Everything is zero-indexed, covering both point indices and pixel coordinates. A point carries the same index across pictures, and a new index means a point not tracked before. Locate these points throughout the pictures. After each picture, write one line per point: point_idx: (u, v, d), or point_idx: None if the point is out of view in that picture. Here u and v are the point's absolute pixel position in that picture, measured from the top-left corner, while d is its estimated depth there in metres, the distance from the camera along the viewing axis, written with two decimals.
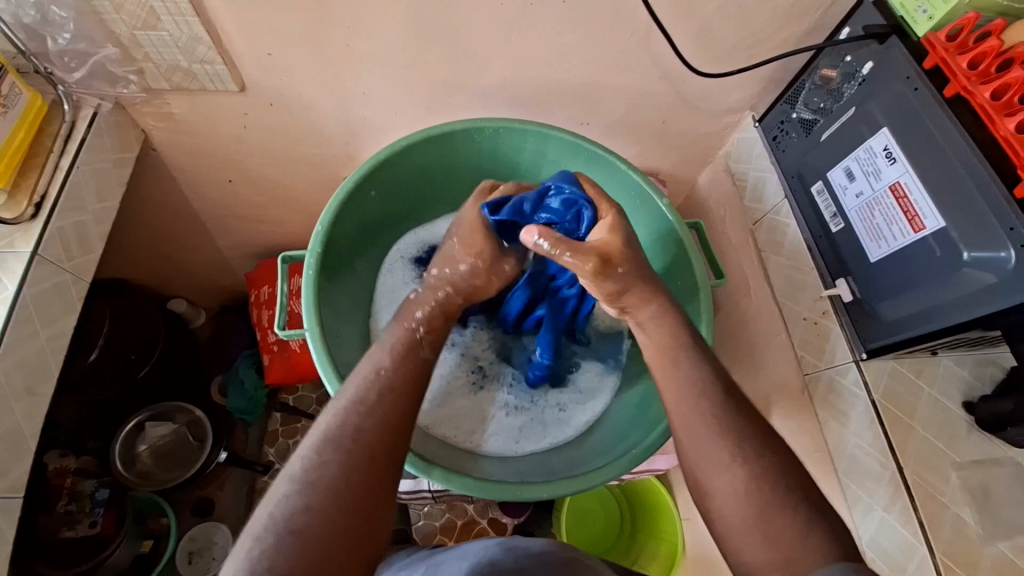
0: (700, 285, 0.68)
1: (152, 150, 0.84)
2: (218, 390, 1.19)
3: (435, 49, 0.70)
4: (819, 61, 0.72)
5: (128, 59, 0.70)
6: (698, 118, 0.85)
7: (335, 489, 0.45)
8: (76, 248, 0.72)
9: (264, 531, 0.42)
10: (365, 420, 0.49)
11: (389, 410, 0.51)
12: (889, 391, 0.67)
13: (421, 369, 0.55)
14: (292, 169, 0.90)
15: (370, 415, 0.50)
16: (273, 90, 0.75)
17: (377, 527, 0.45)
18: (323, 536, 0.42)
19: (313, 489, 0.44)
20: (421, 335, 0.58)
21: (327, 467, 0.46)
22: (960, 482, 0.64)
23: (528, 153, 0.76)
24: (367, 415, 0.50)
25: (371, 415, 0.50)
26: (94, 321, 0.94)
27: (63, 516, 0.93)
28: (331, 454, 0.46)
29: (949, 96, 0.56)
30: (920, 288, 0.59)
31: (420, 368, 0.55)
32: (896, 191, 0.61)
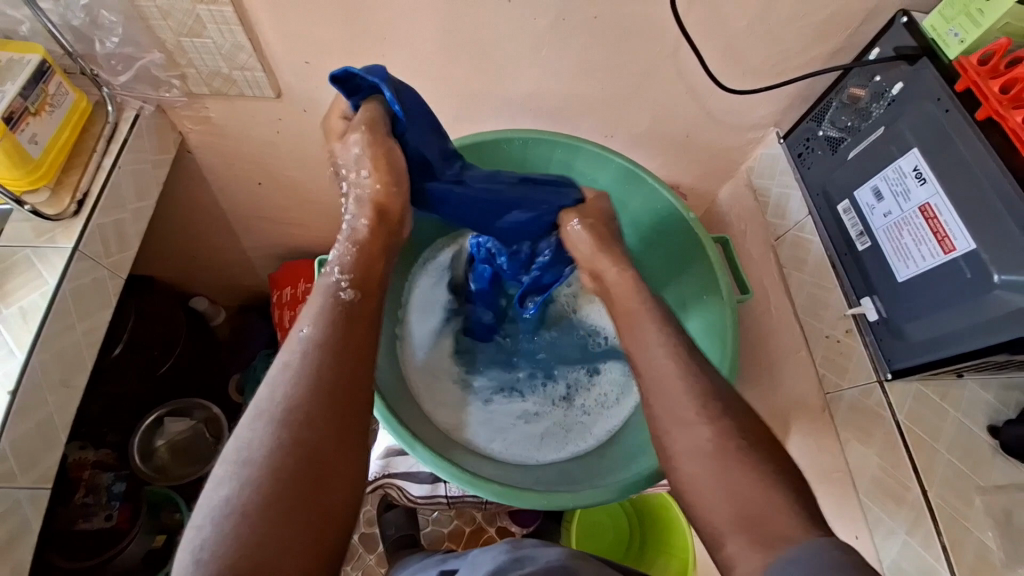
0: (725, 300, 0.69)
1: (186, 151, 0.86)
2: (236, 388, 1.18)
3: (467, 60, 0.72)
4: (847, 80, 0.73)
5: (171, 64, 0.72)
6: (722, 134, 0.86)
7: (272, 465, 0.44)
8: (114, 245, 0.74)
9: (206, 519, 0.43)
10: (295, 390, 0.48)
11: (332, 382, 0.49)
12: (913, 413, 0.66)
13: (344, 326, 0.52)
14: (319, 174, 0.92)
15: (301, 386, 0.48)
16: (307, 97, 0.77)
17: (325, 490, 0.45)
18: (266, 517, 0.42)
19: (253, 469, 0.44)
20: (343, 294, 0.54)
21: (266, 446, 0.45)
22: (985, 507, 0.63)
23: (554, 164, 0.77)
24: (298, 385, 0.48)
25: (313, 388, 0.48)
26: (121, 316, 0.96)
27: (80, 508, 0.96)
28: (266, 431, 0.46)
29: (982, 119, 0.56)
30: (949, 310, 0.59)
31: (341, 326, 0.52)
32: (925, 212, 0.61)
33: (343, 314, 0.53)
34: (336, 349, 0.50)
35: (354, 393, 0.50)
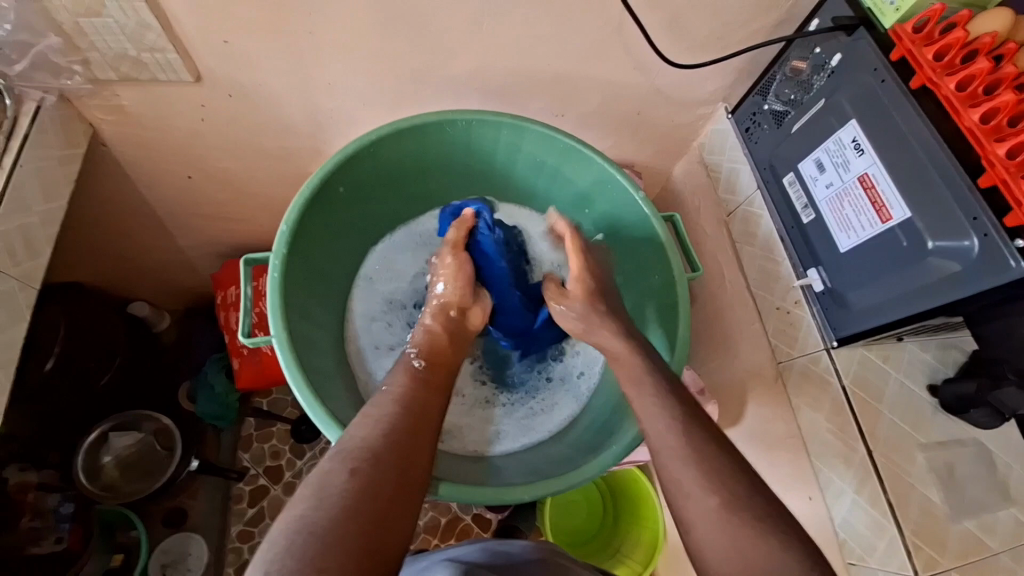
0: (676, 278, 0.68)
1: (102, 145, 0.79)
2: (186, 396, 1.13)
3: (404, 38, 0.68)
4: (790, 52, 0.72)
5: (72, 49, 0.65)
6: (672, 110, 0.85)
7: (347, 492, 0.45)
8: (21, 252, 0.67)
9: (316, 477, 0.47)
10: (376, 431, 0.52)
11: (411, 419, 0.54)
12: (858, 376, 0.69)
13: (429, 385, 0.60)
14: (256, 164, 0.86)
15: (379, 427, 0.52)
16: (233, 81, 0.71)
17: (387, 531, 0.45)
18: (344, 516, 0.44)
19: (335, 493, 0.45)
20: (417, 363, 0.63)
21: (349, 477, 0.47)
22: (927, 462, 0.67)
23: (501, 146, 0.75)
24: (377, 427, 0.52)
25: (395, 421, 0.53)
26: (47, 328, 0.88)
27: (27, 533, 0.87)
28: (346, 463, 0.48)
29: (915, 88, 0.57)
30: (887, 277, 0.61)
31: (428, 384, 0.60)
32: (864, 182, 0.62)
33: (418, 381, 0.60)
34: (396, 418, 0.54)
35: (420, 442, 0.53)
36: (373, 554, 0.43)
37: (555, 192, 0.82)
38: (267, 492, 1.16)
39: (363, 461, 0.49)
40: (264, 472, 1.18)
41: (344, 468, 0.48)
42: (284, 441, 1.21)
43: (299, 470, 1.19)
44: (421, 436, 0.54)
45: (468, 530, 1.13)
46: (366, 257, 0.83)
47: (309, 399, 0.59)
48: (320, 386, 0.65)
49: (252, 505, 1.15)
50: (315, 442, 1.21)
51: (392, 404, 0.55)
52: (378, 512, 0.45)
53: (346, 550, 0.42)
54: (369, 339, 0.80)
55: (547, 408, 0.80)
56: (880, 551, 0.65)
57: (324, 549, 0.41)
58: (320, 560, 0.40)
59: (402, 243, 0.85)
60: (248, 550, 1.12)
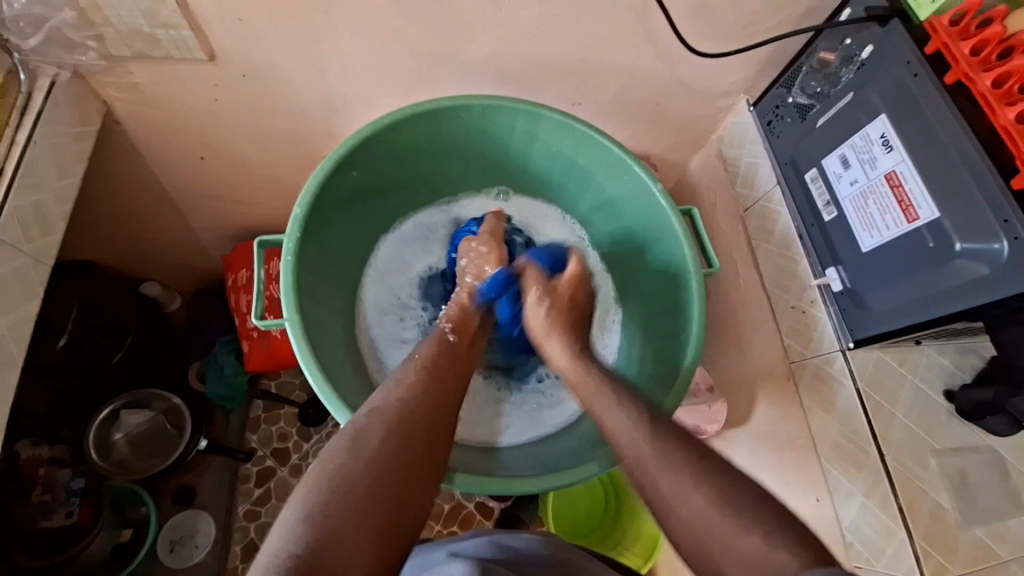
0: (691, 274, 0.67)
1: (115, 123, 0.79)
2: (196, 375, 1.15)
3: (421, 20, 0.66)
4: (817, 43, 0.70)
5: (86, 24, 0.64)
6: (692, 102, 0.83)
7: (379, 454, 0.47)
8: (34, 229, 0.68)
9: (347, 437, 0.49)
10: (405, 394, 0.53)
11: (437, 389, 0.55)
12: (872, 379, 0.68)
13: (452, 355, 0.62)
14: (269, 146, 0.85)
15: (407, 391, 0.54)
16: (247, 61, 0.70)
17: (412, 492, 0.47)
18: (375, 477, 0.46)
19: (368, 455, 0.47)
20: (450, 336, 0.65)
21: (379, 438, 0.48)
22: (939, 468, 0.65)
23: (517, 134, 0.74)
24: (406, 390, 0.54)
25: (423, 389, 0.55)
26: (60, 305, 0.89)
27: (38, 506, 0.90)
28: (376, 422, 0.50)
29: (950, 83, 0.55)
30: (911, 278, 0.59)
31: (451, 354, 0.62)
32: (891, 180, 0.60)
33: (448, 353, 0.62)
34: (428, 385, 0.55)
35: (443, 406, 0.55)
36: (395, 516, 0.45)
37: (569, 183, 0.80)
38: (274, 473, 1.18)
39: (397, 419, 0.50)
40: (271, 454, 1.19)
41: (378, 425, 0.50)
42: (291, 423, 1.22)
43: (305, 453, 1.20)
44: (447, 404, 0.55)
45: (470, 517, 1.14)
46: (377, 245, 0.82)
47: (323, 385, 0.59)
48: (331, 371, 0.65)
49: (259, 484, 1.17)
50: (321, 425, 1.22)
51: (421, 372, 0.57)
52: (406, 471, 0.47)
53: (373, 501, 0.44)
54: (379, 327, 0.79)
55: (556, 401, 0.80)
56: (887, 556, 0.64)
57: (356, 500, 0.44)
58: (350, 524, 0.42)
59: (410, 232, 0.84)
60: (253, 530, 1.13)
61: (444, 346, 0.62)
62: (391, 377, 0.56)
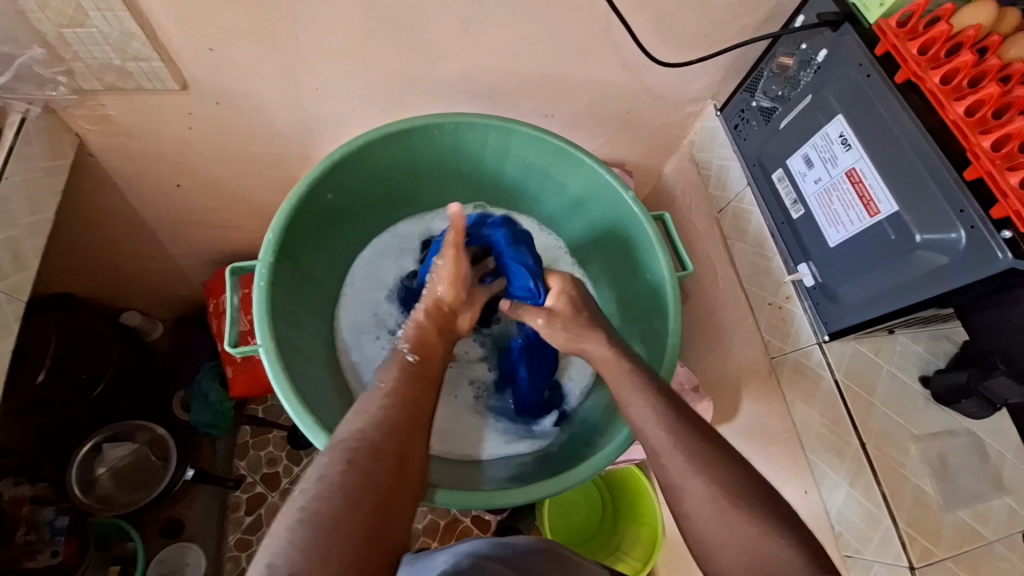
0: (665, 279, 0.68)
1: (88, 155, 0.78)
2: (180, 406, 1.12)
3: (391, 42, 0.68)
4: (777, 49, 0.73)
5: (55, 59, 0.64)
6: (661, 109, 0.86)
7: (347, 489, 0.45)
8: (8, 265, 0.67)
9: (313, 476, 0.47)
10: (371, 427, 0.51)
11: (406, 416, 0.54)
12: (850, 370, 0.69)
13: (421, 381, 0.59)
14: (246, 171, 0.86)
15: (374, 424, 0.52)
16: (220, 88, 0.70)
17: (383, 525, 0.45)
18: (342, 514, 0.44)
19: (333, 490, 0.45)
20: (411, 359, 0.60)
21: (343, 475, 0.46)
22: (920, 454, 0.67)
23: (491, 148, 0.75)
24: (372, 423, 0.52)
25: (390, 420, 0.53)
26: (37, 340, 0.87)
27: (22, 548, 0.87)
28: (343, 458, 0.48)
29: (901, 82, 0.58)
30: (877, 270, 0.61)
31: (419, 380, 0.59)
32: (851, 177, 0.63)
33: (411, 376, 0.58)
34: (396, 412, 0.53)
35: (413, 435, 0.53)
36: (367, 551, 0.43)
37: (544, 194, 0.82)
38: (264, 499, 1.16)
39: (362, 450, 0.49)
40: (261, 480, 1.17)
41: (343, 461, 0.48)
42: (280, 447, 1.20)
43: (296, 477, 1.18)
44: (416, 431, 0.53)
45: (467, 532, 1.13)
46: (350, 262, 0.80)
47: (300, 411, 0.58)
48: (309, 395, 0.65)
49: (249, 512, 1.15)
50: (311, 448, 1.20)
51: (384, 399, 0.55)
52: (372, 504, 0.45)
53: (346, 537, 0.42)
54: (360, 346, 0.78)
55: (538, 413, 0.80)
56: (876, 543, 0.65)
57: (326, 537, 0.42)
58: (318, 562, 0.40)
59: (383, 247, 0.82)
60: (245, 558, 1.12)
61: (405, 370, 0.58)
62: (355, 409, 0.54)
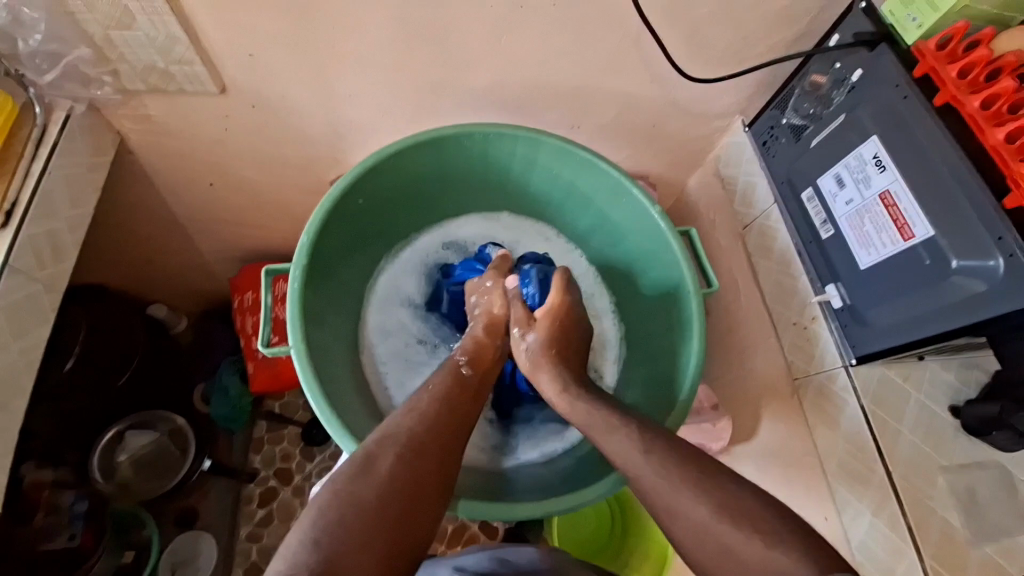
0: (690, 292, 0.68)
1: (127, 152, 0.81)
2: (200, 399, 1.14)
3: (424, 51, 0.69)
4: (809, 67, 0.72)
5: (102, 60, 0.67)
6: (689, 122, 0.85)
7: (388, 480, 0.49)
8: (48, 256, 0.69)
9: (357, 460, 0.50)
10: (416, 423, 0.54)
11: (449, 414, 0.57)
12: (876, 395, 0.68)
13: (466, 386, 0.61)
14: (275, 172, 0.87)
15: (419, 420, 0.55)
16: (255, 91, 0.72)
17: (416, 513, 0.49)
18: (380, 499, 0.47)
19: (377, 478, 0.49)
20: (464, 370, 0.63)
21: (389, 463, 0.50)
22: (947, 486, 0.65)
23: (518, 158, 0.75)
24: (417, 419, 0.55)
25: (434, 419, 0.55)
26: (69, 329, 0.90)
27: (41, 530, 0.89)
28: (386, 449, 0.51)
29: (938, 105, 0.57)
30: (909, 295, 0.60)
31: (465, 385, 0.61)
32: (885, 199, 0.62)
33: (461, 384, 0.61)
34: (441, 412, 0.56)
35: (454, 434, 0.55)
36: (397, 535, 0.47)
37: (569, 205, 0.82)
38: (277, 494, 1.17)
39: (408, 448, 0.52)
40: (274, 475, 1.19)
41: (389, 454, 0.51)
42: (295, 443, 1.22)
43: (308, 473, 1.19)
44: (458, 431, 0.56)
45: (475, 538, 1.13)
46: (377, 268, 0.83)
47: (328, 413, 0.59)
48: (335, 395, 0.66)
49: (262, 506, 1.16)
50: (325, 446, 1.21)
51: (432, 398, 0.58)
52: (411, 492, 0.49)
53: (382, 535, 0.46)
54: (385, 351, 0.79)
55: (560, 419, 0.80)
56: None
57: (365, 519, 0.46)
58: (355, 542, 0.44)
59: (408, 254, 0.84)
60: (256, 552, 1.13)
61: (457, 378, 0.62)
62: (407, 403, 0.57)
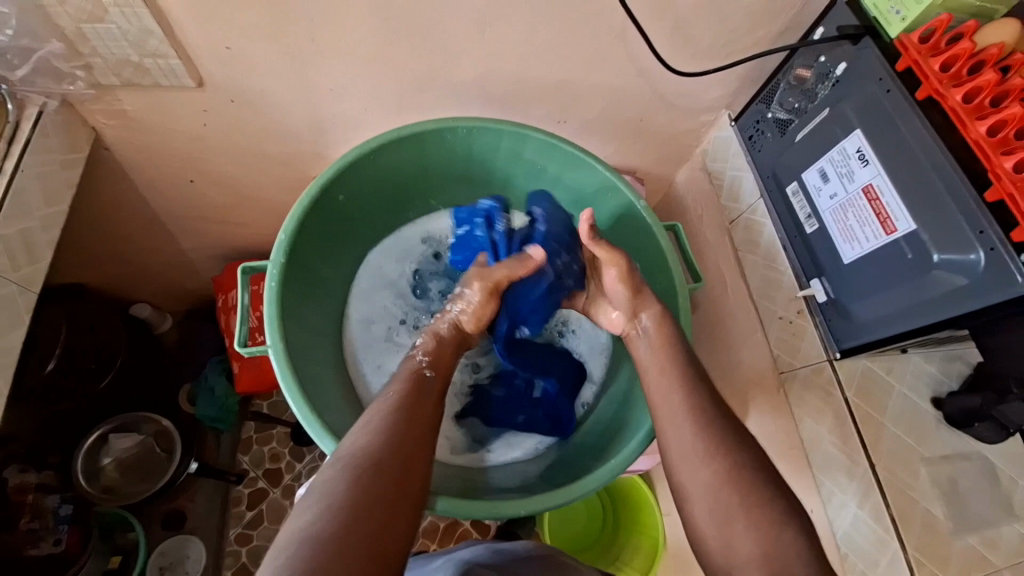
0: (677, 288, 0.68)
1: (104, 149, 0.79)
2: (187, 398, 1.13)
3: (405, 45, 0.68)
4: (794, 61, 0.72)
5: (74, 54, 0.65)
6: (675, 117, 0.85)
7: (348, 504, 0.44)
8: (22, 256, 0.68)
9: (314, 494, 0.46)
10: (372, 441, 0.50)
11: (409, 426, 0.53)
12: (860, 387, 0.68)
13: (426, 395, 0.57)
14: (257, 169, 0.86)
15: (376, 437, 0.51)
16: (235, 86, 0.71)
17: (385, 539, 0.44)
18: (342, 524, 0.43)
19: (336, 503, 0.44)
20: (427, 373, 0.60)
21: (345, 486, 0.46)
22: (930, 477, 0.66)
23: (503, 153, 0.75)
24: (373, 436, 0.51)
25: (393, 434, 0.51)
26: (47, 330, 0.88)
27: (26, 535, 0.88)
28: (341, 473, 0.47)
29: (921, 99, 0.56)
30: (892, 289, 0.60)
31: (425, 394, 0.57)
32: (869, 193, 0.62)
33: (420, 389, 0.57)
34: (399, 423, 0.53)
35: (416, 450, 0.51)
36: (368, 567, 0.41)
37: (557, 200, 0.81)
38: (266, 495, 1.16)
39: (365, 466, 0.48)
40: (263, 475, 1.18)
41: (346, 475, 0.47)
42: (283, 443, 1.21)
43: (298, 473, 1.18)
44: (420, 444, 0.52)
45: (466, 535, 1.13)
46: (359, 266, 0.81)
47: (308, 414, 0.59)
48: (316, 396, 0.65)
49: (251, 507, 1.15)
50: (314, 445, 1.20)
51: (387, 410, 0.54)
52: (375, 516, 0.44)
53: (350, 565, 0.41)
54: (369, 352, 0.78)
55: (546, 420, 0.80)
56: (882, 566, 0.64)
57: (329, 552, 0.41)
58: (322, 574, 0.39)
59: (389, 251, 0.83)
60: (246, 553, 1.12)
61: (416, 385, 0.58)
62: (361, 421, 0.53)
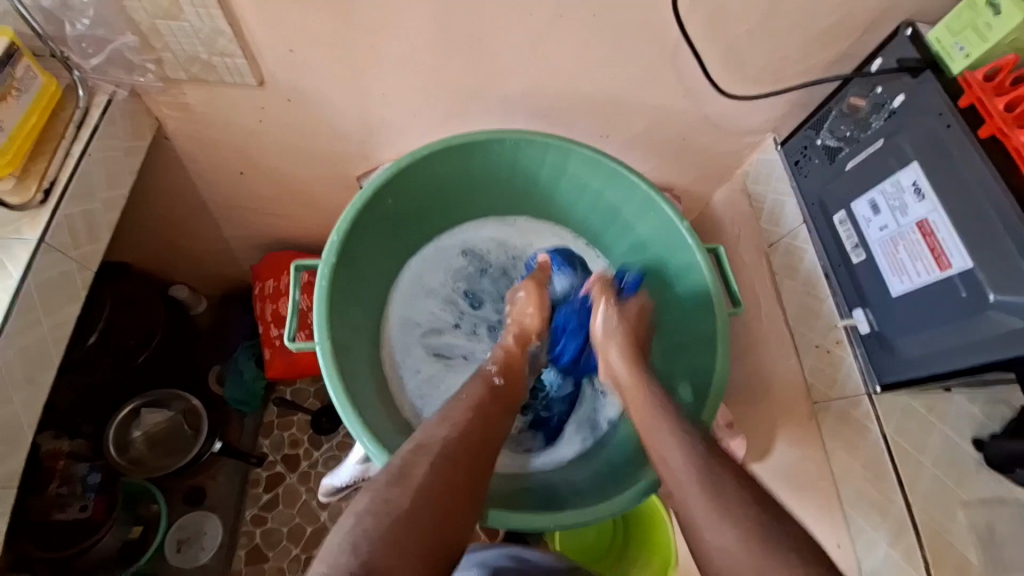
0: (717, 313, 0.67)
1: (163, 138, 0.83)
2: (215, 379, 1.17)
3: (459, 56, 0.69)
4: (848, 89, 0.71)
5: (146, 48, 0.68)
6: (719, 137, 0.84)
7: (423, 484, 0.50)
8: (84, 237, 0.71)
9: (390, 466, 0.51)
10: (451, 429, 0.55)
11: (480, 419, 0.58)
12: (900, 426, 0.67)
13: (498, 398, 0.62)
14: (304, 165, 0.88)
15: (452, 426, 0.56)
16: (292, 86, 0.73)
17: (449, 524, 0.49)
18: (416, 500, 0.48)
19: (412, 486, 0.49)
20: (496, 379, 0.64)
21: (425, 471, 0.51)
22: (968, 522, 0.64)
23: (547, 166, 0.76)
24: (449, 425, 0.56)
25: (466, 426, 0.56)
26: (96, 306, 0.92)
27: (54, 500, 0.92)
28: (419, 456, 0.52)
29: (983, 137, 0.55)
30: (940, 327, 0.59)
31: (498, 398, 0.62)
32: (922, 228, 0.61)
33: (496, 395, 0.62)
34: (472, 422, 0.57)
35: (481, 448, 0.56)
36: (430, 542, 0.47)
37: (596, 214, 0.81)
38: (283, 479, 1.19)
39: (441, 457, 0.52)
40: (282, 460, 1.21)
41: (424, 458, 0.52)
42: (304, 430, 1.23)
43: (315, 460, 1.21)
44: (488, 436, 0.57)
45: (477, 539, 1.14)
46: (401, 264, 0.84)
47: (349, 409, 0.60)
48: (357, 390, 0.67)
49: (268, 489, 1.18)
50: (333, 434, 1.23)
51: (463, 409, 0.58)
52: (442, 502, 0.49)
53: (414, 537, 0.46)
54: (404, 347, 0.81)
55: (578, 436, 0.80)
56: None
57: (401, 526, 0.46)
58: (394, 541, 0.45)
59: (433, 250, 0.85)
60: (259, 535, 1.14)
61: (492, 392, 0.62)
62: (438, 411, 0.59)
